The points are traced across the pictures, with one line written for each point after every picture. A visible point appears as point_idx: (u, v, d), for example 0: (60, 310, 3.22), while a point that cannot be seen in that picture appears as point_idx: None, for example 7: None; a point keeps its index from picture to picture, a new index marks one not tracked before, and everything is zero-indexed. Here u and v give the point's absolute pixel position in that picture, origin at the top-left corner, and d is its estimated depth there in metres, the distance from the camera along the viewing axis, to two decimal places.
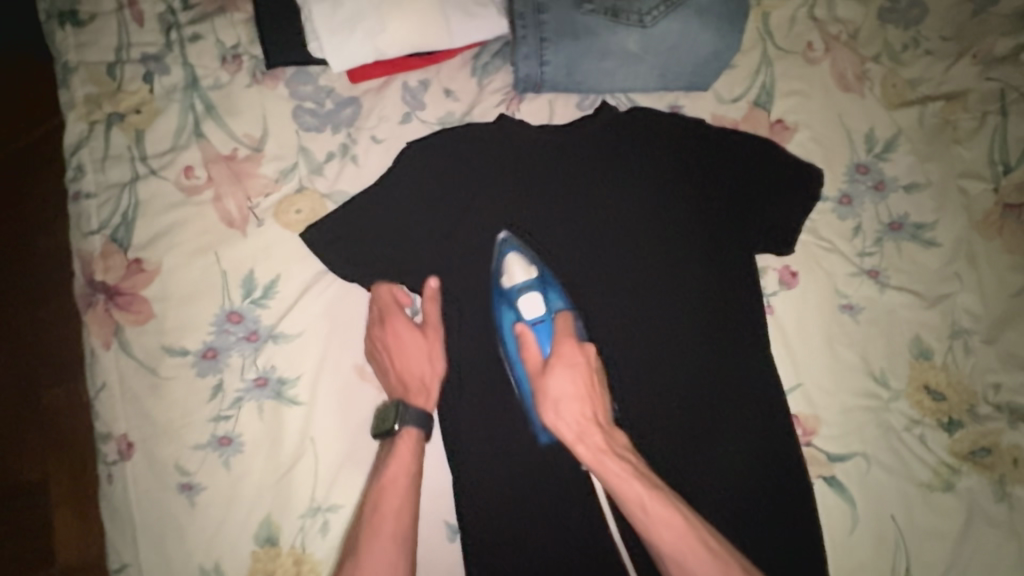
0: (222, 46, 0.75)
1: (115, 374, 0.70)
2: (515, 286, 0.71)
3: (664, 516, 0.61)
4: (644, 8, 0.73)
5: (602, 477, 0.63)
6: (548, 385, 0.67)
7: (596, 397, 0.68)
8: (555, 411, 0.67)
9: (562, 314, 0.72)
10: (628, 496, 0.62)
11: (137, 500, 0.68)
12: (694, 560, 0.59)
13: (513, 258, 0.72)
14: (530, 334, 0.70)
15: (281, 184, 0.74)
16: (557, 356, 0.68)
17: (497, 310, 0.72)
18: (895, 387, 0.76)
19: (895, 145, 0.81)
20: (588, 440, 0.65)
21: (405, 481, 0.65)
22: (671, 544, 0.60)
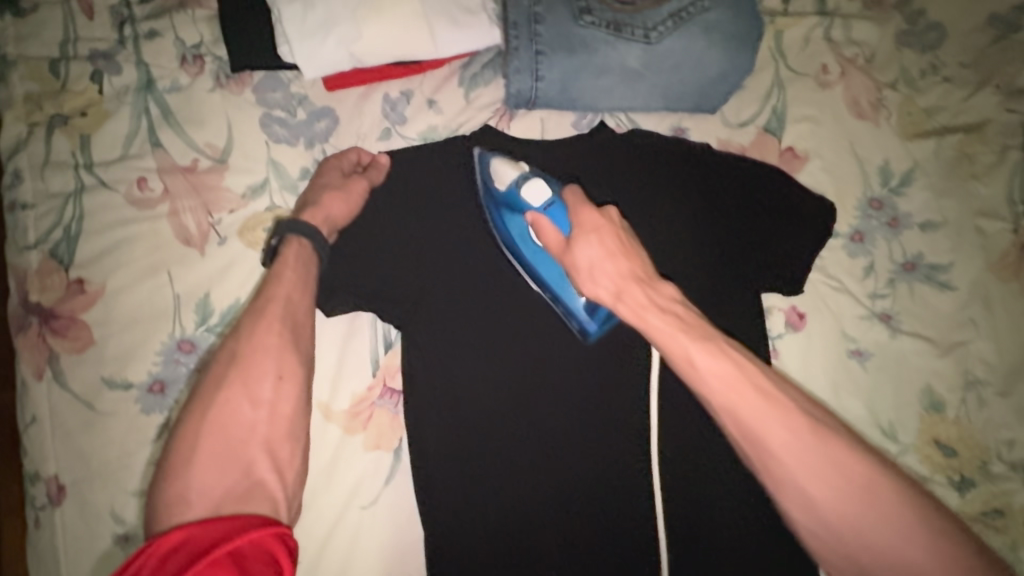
0: (182, 44, 0.68)
1: (47, 409, 0.62)
2: (510, 185, 0.65)
3: (715, 368, 0.53)
4: (648, 22, 0.67)
5: (646, 332, 0.56)
6: (575, 256, 0.60)
7: (631, 253, 0.59)
8: (589, 277, 0.59)
9: (571, 189, 0.62)
10: (673, 350, 0.54)
11: (67, 551, 0.61)
12: (750, 415, 0.51)
13: (499, 161, 0.66)
14: (543, 221, 0.62)
15: (248, 200, 0.67)
16: (579, 225, 0.59)
17: (498, 218, 0.66)
18: (903, 440, 0.71)
19: (911, 180, 0.76)
20: (629, 297, 0.57)
21: (295, 298, 0.59)
22: (723, 399, 0.52)
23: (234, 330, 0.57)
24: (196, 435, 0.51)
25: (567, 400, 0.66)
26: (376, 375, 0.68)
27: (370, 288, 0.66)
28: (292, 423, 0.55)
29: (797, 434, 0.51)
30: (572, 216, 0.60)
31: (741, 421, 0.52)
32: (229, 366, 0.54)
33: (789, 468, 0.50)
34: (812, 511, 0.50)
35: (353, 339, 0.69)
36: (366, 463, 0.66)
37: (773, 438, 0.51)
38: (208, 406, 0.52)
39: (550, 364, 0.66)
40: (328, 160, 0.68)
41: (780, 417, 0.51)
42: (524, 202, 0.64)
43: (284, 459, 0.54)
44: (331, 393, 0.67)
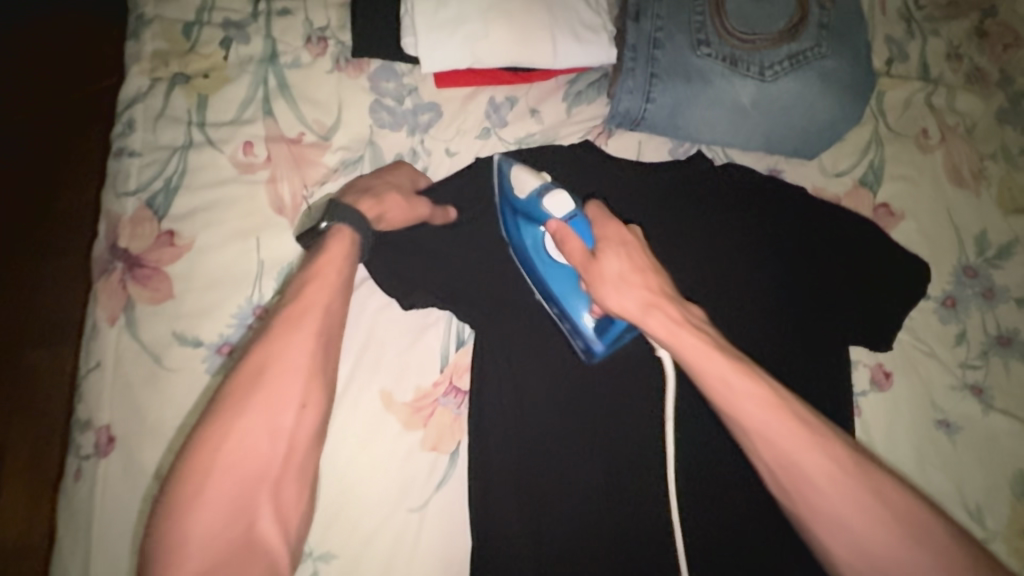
0: (310, 26, 0.70)
1: (112, 355, 0.61)
2: (531, 195, 0.61)
3: (752, 394, 0.50)
4: (765, 61, 0.67)
5: (676, 351, 0.53)
6: (600, 269, 0.56)
7: (656, 270, 0.57)
8: (615, 290, 0.55)
9: (596, 205, 0.60)
10: (710, 376, 0.51)
11: (103, 508, 0.58)
12: (789, 440, 0.49)
13: (519, 169, 0.62)
14: (568, 231, 0.58)
15: (339, 175, 0.68)
16: (604, 237, 0.57)
17: (513, 226, 0.62)
18: (991, 527, 0.66)
19: (1010, 254, 0.74)
20: (659, 313, 0.54)
21: (325, 312, 0.53)
22: (761, 425, 0.50)
23: (262, 336, 0.51)
24: (208, 472, 0.45)
25: (638, 431, 0.63)
26: (443, 371, 0.66)
27: (444, 287, 0.64)
28: (307, 459, 0.50)
29: (844, 467, 0.49)
30: (595, 228, 0.58)
31: (780, 453, 0.50)
32: (253, 385, 0.49)
33: (833, 507, 0.48)
34: (852, 547, 0.48)
35: (424, 333, 0.67)
36: (420, 462, 0.63)
37: (815, 470, 0.49)
38: (223, 435, 0.47)
39: (624, 391, 0.63)
40: (401, 166, 0.67)
41: (826, 454, 0.49)
42: (544, 213, 0.60)
43: (289, 502, 0.49)
44: (396, 382, 0.65)
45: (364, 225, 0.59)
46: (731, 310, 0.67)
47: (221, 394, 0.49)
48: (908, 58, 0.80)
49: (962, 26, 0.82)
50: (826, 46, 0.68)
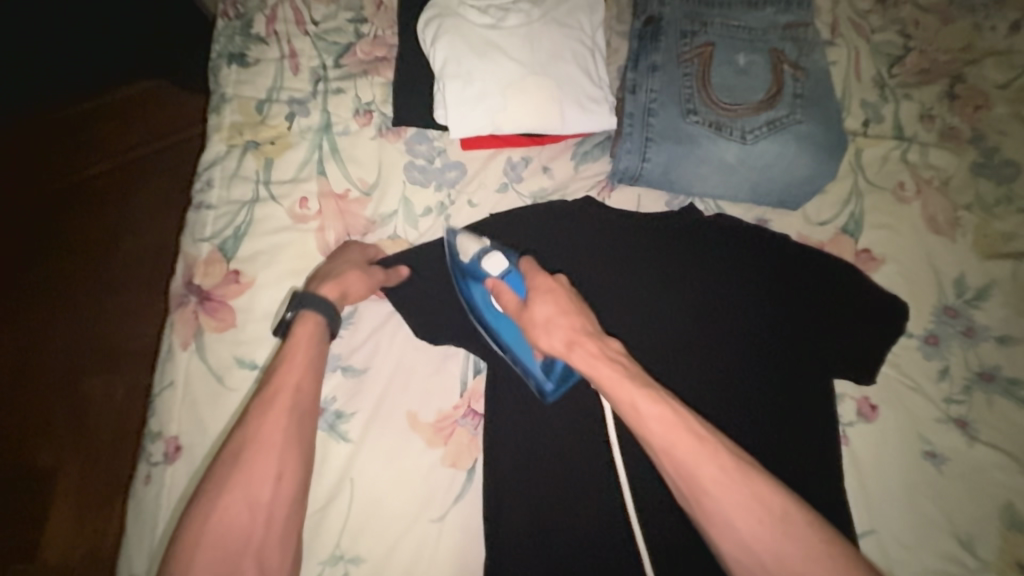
0: (358, 100, 0.84)
1: (183, 375, 0.71)
2: (473, 257, 0.71)
3: (653, 412, 0.56)
4: (747, 126, 0.77)
5: (596, 382, 0.60)
6: (533, 314, 0.66)
7: (581, 309, 0.66)
8: (544, 332, 0.65)
9: (527, 259, 0.71)
10: (621, 400, 0.58)
11: (167, 507, 0.67)
12: (687, 456, 0.54)
13: (464, 235, 0.72)
14: (501, 286, 0.69)
15: (378, 225, 0.80)
16: (534, 288, 0.67)
17: (463, 285, 0.72)
18: (982, 556, 0.68)
19: (988, 295, 0.80)
20: (580, 347, 0.62)
21: (294, 389, 0.63)
22: (661, 441, 0.55)
23: (240, 423, 0.60)
24: (194, 547, 0.54)
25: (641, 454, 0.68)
26: (462, 396, 0.74)
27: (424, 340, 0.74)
28: (287, 523, 0.58)
29: (729, 476, 0.53)
30: (526, 279, 0.68)
31: (674, 459, 0.55)
32: (230, 466, 0.58)
33: (726, 512, 0.52)
34: (746, 554, 0.52)
35: (445, 363, 0.76)
36: (440, 477, 0.71)
37: (705, 477, 0.53)
38: (206, 513, 0.55)
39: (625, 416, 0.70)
40: (351, 245, 0.75)
41: (714, 462, 0.54)
42: (484, 270, 0.70)
43: (273, 565, 0.57)
44: (421, 405, 0.74)
45: (326, 304, 0.68)
46: (720, 344, 0.74)
47: (205, 481, 0.58)
48: (883, 119, 0.89)
49: (934, 90, 0.91)
50: (801, 113, 0.78)
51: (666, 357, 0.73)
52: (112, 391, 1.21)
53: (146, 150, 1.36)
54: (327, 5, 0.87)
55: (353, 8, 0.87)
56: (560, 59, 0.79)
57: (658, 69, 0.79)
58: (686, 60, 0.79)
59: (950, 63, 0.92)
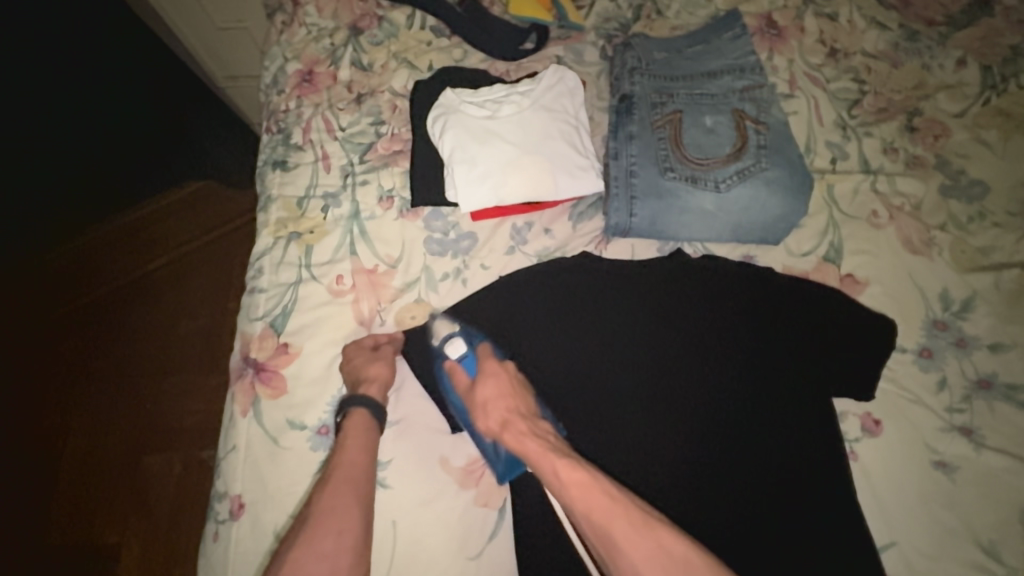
0: (381, 188, 0.97)
1: (243, 440, 0.81)
2: (438, 341, 0.86)
3: (571, 476, 0.68)
4: (719, 177, 0.88)
5: (525, 455, 0.74)
6: (479, 398, 0.81)
7: (521, 397, 0.81)
8: (486, 416, 0.79)
9: (482, 346, 0.86)
10: (545, 469, 0.71)
11: (235, 561, 0.75)
12: (600, 511, 0.65)
13: (438, 319, 0.87)
14: (458, 367, 0.84)
15: (403, 293, 0.90)
16: (483, 373, 0.82)
17: (434, 369, 0.86)
18: (1011, 564, 0.69)
19: (973, 307, 0.84)
20: (513, 429, 0.76)
21: (359, 460, 0.75)
22: (581, 503, 0.67)
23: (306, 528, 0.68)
24: None
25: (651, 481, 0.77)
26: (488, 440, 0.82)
27: (368, 339, 0.86)
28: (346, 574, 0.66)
29: (636, 528, 0.63)
30: (478, 364, 0.84)
31: (590, 516, 0.65)
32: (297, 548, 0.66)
33: (633, 558, 0.62)
34: None
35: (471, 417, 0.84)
36: (473, 517, 0.78)
37: (616, 531, 0.63)
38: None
39: (630, 443, 0.79)
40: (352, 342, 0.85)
41: (626, 519, 0.64)
42: (445, 355, 0.85)
43: None
44: (451, 450, 0.82)
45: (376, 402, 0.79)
46: (718, 373, 0.81)
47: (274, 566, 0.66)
48: (849, 156, 0.97)
49: (893, 125, 1.00)
50: (766, 161, 0.88)
51: (670, 390, 0.81)
52: (169, 468, 1.32)
53: (197, 243, 1.55)
54: (351, 113, 1.03)
55: (372, 113, 1.03)
56: (549, 138, 0.92)
57: (634, 136, 0.91)
58: (659, 126, 0.91)
59: (904, 101, 1.02)
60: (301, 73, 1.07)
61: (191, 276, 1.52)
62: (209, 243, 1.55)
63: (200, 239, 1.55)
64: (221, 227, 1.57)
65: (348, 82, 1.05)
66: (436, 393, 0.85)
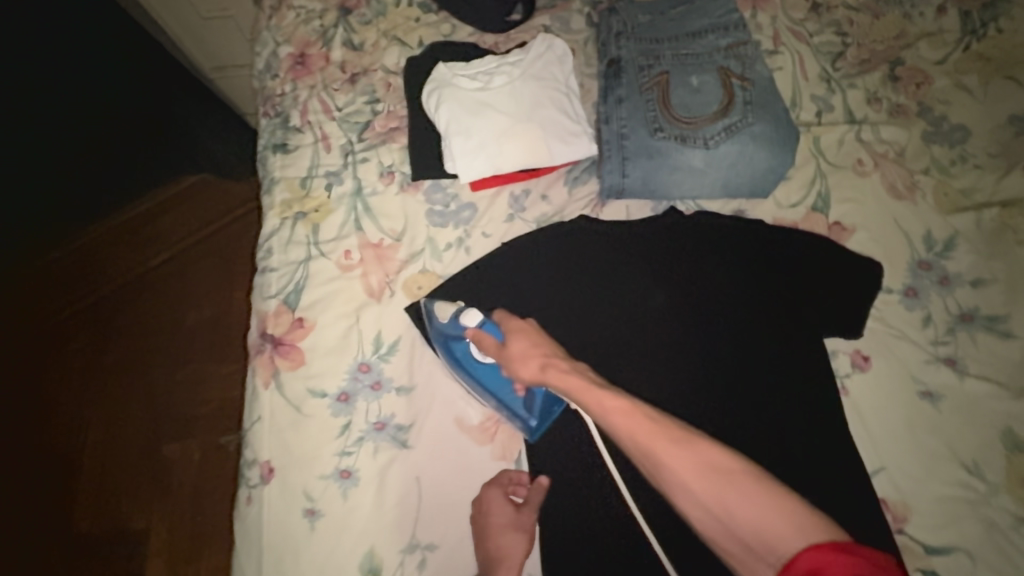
0: (381, 165, 1.00)
1: (268, 410, 0.86)
2: (450, 316, 0.84)
3: (612, 405, 0.64)
4: (707, 134, 0.91)
5: (568, 391, 0.70)
6: (509, 350, 0.78)
7: (551, 342, 0.78)
8: (522, 365, 0.76)
9: (499, 312, 0.83)
10: (588, 399, 0.67)
11: (269, 521, 0.80)
12: (647, 432, 0.60)
13: (438, 303, 0.86)
14: (479, 338, 0.81)
15: (409, 263, 0.94)
16: (510, 328, 0.79)
17: (446, 347, 0.85)
18: (991, 479, 0.75)
19: (955, 245, 0.88)
20: (552, 373, 0.73)
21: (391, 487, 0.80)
22: (624, 428, 0.62)
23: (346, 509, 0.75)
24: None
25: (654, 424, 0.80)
26: None
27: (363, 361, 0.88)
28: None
29: (683, 446, 0.58)
30: (500, 324, 0.81)
31: (637, 439, 0.60)
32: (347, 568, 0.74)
33: (680, 477, 0.56)
34: (713, 517, 0.54)
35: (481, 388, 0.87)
36: (491, 469, 0.83)
37: (661, 451, 0.58)
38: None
39: (633, 391, 0.84)
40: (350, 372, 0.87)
41: (671, 436, 0.59)
42: (462, 326, 0.83)
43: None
44: (465, 410, 0.86)
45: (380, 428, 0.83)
46: (714, 321, 0.84)
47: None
48: (834, 108, 1.00)
49: (876, 75, 1.02)
50: (752, 116, 0.91)
51: (669, 339, 0.85)
52: (191, 452, 1.37)
53: (200, 234, 1.57)
54: (346, 93, 1.05)
55: (367, 92, 1.05)
56: (542, 106, 0.94)
57: (623, 99, 0.94)
58: (647, 88, 0.94)
59: (887, 51, 1.04)
60: (294, 55, 1.09)
61: (197, 267, 1.55)
62: (211, 234, 1.58)
63: (203, 230, 1.58)
64: (223, 217, 1.60)
65: (340, 62, 1.07)
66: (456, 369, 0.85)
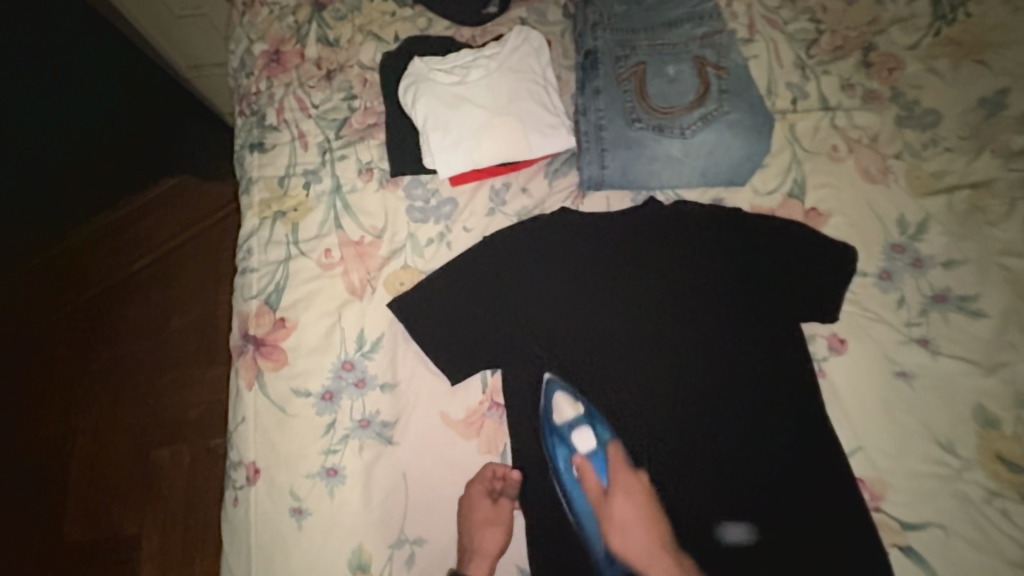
0: (360, 162, 0.99)
1: (252, 411, 0.85)
2: (566, 421, 0.83)
3: (636, 541, 0.78)
4: (684, 124, 0.92)
5: (629, 554, 0.77)
6: (610, 507, 0.79)
7: (658, 519, 0.78)
8: (621, 533, 0.78)
9: (612, 445, 0.82)
10: (622, 513, 0.79)
11: (256, 521, 0.80)
12: (632, 520, 0.78)
13: (562, 396, 0.83)
14: (588, 465, 0.82)
15: (391, 260, 0.94)
16: (615, 484, 0.80)
17: (550, 444, 0.82)
18: (965, 455, 0.77)
19: (927, 228, 0.90)
20: (651, 562, 0.76)
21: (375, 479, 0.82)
22: (618, 518, 0.79)
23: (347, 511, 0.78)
24: None
25: (637, 410, 0.83)
26: (484, 392, 0.86)
27: (344, 359, 0.88)
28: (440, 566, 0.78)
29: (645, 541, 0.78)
30: (611, 470, 0.81)
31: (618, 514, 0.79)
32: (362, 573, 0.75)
33: (625, 524, 0.78)
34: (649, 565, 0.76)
35: (466, 384, 0.86)
36: (477, 464, 0.82)
37: (621, 514, 0.79)
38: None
39: (617, 381, 0.85)
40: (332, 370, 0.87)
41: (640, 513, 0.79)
42: (574, 445, 0.82)
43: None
44: (450, 405, 0.85)
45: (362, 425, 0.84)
46: (693, 310, 0.86)
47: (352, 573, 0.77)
48: (809, 95, 1.01)
49: (850, 62, 1.03)
50: (727, 105, 0.92)
51: (650, 329, 0.86)
52: (179, 457, 1.36)
53: (181, 235, 1.55)
54: (323, 90, 1.04)
55: (343, 88, 1.04)
56: (519, 98, 0.94)
57: (600, 90, 0.95)
58: (624, 79, 0.94)
59: (860, 37, 1.05)
60: (269, 53, 1.07)
61: (179, 270, 1.53)
62: (191, 236, 1.55)
63: (182, 232, 1.55)
64: (203, 217, 1.57)
65: (316, 59, 1.06)
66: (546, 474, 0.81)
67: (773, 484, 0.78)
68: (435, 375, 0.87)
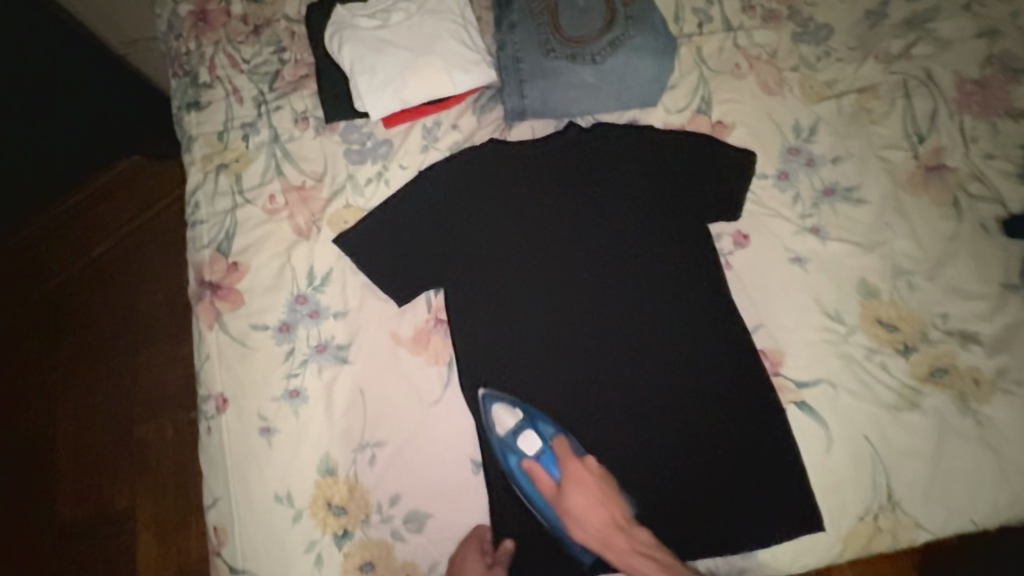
0: (295, 111, 1.04)
1: (214, 348, 0.92)
2: (509, 430, 0.86)
3: (591, 517, 0.82)
4: (594, 50, 0.98)
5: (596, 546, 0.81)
6: (565, 503, 0.83)
7: (610, 498, 0.83)
8: (577, 522, 0.83)
9: (559, 440, 0.87)
10: (586, 525, 0.82)
11: (229, 444, 0.87)
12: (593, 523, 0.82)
13: (500, 408, 0.87)
14: (538, 466, 0.86)
15: (333, 200, 0.99)
16: (567, 478, 0.84)
17: (501, 455, 0.86)
18: (850, 322, 0.89)
19: (819, 131, 0.99)
20: (614, 544, 0.80)
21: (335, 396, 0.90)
22: (575, 510, 0.83)
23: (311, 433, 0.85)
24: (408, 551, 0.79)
25: (569, 314, 0.91)
26: (429, 311, 0.94)
27: (297, 293, 0.94)
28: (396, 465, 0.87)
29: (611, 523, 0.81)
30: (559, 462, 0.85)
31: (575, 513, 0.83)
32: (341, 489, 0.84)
33: (582, 525, 0.82)
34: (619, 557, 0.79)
35: (412, 307, 0.95)
36: (428, 374, 0.91)
37: (580, 507, 0.83)
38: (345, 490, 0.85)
39: (549, 290, 0.93)
40: (286, 305, 0.94)
41: (599, 503, 0.83)
42: (520, 449, 0.86)
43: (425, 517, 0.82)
44: (399, 326, 0.94)
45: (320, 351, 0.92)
46: (614, 219, 0.94)
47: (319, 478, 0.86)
48: (713, 18, 1.08)
49: None
50: (633, 29, 0.99)
51: (576, 241, 0.94)
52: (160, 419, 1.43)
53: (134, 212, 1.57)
54: (252, 46, 1.07)
55: (272, 42, 1.07)
56: (439, 37, 0.99)
57: (515, 25, 1.00)
58: (538, 12, 1.00)
59: None
60: (195, 13, 1.09)
61: (137, 247, 1.55)
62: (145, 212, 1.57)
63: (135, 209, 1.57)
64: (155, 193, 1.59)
65: (242, 16, 1.09)
66: (506, 481, 0.87)
67: (690, 365, 0.88)
68: (384, 301, 0.94)
